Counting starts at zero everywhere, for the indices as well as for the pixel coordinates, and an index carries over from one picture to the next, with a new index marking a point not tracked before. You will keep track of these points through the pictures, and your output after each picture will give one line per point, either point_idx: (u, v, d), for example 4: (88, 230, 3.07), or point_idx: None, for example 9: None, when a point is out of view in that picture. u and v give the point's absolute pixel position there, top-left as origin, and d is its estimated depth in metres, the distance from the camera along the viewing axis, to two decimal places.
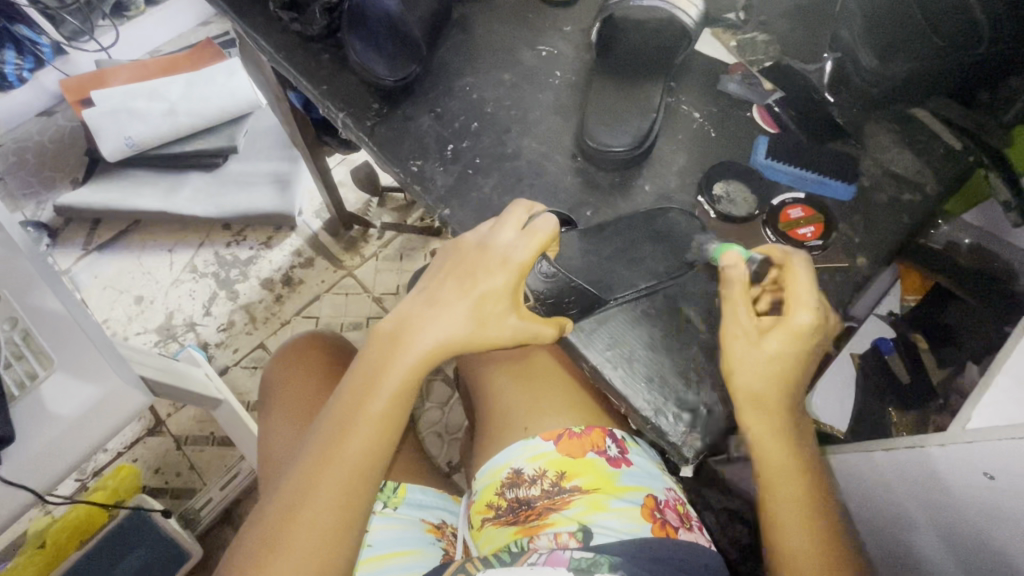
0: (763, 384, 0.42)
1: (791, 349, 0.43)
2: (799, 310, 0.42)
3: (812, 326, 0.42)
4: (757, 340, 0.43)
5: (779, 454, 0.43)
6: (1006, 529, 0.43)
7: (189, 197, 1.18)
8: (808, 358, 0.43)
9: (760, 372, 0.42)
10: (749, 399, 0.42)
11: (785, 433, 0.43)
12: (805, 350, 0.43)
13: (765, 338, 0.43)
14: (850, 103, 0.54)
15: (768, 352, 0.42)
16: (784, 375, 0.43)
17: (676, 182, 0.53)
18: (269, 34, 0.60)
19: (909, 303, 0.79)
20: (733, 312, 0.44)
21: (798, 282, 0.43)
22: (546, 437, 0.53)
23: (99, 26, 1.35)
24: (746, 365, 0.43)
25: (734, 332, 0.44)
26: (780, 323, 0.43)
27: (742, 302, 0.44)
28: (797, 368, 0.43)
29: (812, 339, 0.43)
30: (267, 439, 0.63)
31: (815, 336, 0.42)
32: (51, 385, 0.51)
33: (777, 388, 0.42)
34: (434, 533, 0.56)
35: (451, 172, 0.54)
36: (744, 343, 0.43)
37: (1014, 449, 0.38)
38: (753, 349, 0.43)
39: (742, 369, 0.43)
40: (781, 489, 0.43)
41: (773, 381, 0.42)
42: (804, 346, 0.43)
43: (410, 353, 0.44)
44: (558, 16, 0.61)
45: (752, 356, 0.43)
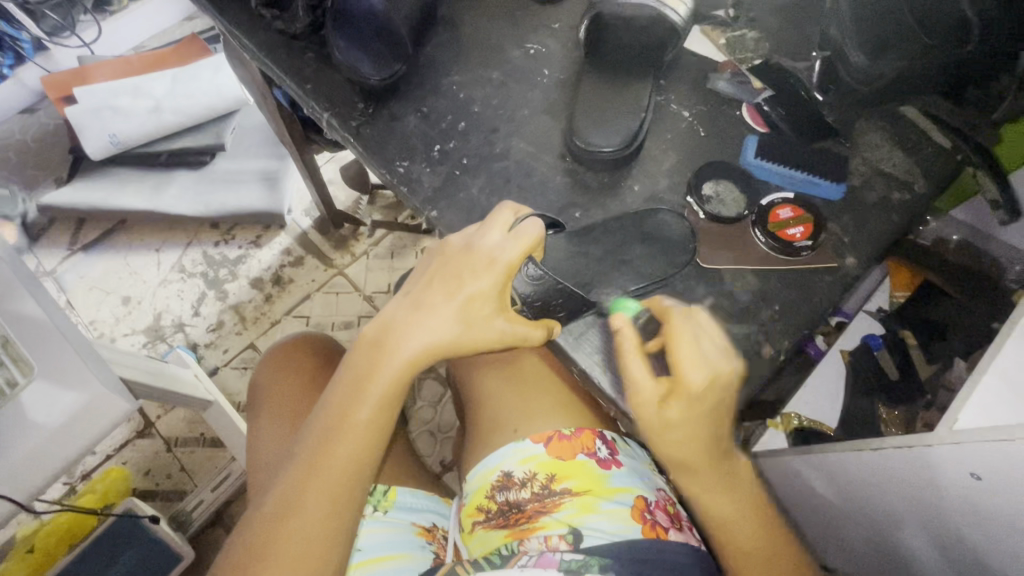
0: (686, 449, 0.43)
1: (692, 410, 0.43)
2: (691, 373, 0.42)
3: (705, 384, 0.43)
4: (659, 406, 0.43)
5: (721, 502, 0.45)
6: (993, 528, 0.43)
7: (175, 196, 1.16)
8: (716, 405, 0.43)
9: (677, 436, 0.43)
10: (678, 465, 0.44)
11: (721, 482, 0.45)
12: (709, 405, 0.43)
13: (667, 406, 0.42)
14: (840, 105, 0.53)
15: (671, 419, 0.43)
16: (697, 434, 0.43)
17: (666, 181, 0.53)
18: (251, 32, 0.59)
19: (897, 299, 0.78)
20: (634, 381, 0.43)
21: (684, 342, 0.43)
22: (536, 439, 0.53)
23: (80, 21, 1.32)
24: (659, 434, 0.43)
25: (638, 401, 0.43)
26: (676, 387, 0.43)
27: (639, 369, 0.43)
28: (704, 426, 0.43)
29: (710, 393, 0.43)
30: (255, 444, 0.63)
31: (709, 396, 0.42)
32: (32, 393, 0.50)
33: (699, 444, 0.43)
34: (424, 537, 0.55)
35: (438, 173, 0.54)
36: (649, 413, 0.43)
37: (1000, 451, 0.38)
38: (657, 417, 0.43)
39: (660, 438, 0.43)
40: (733, 530, 0.46)
41: (693, 443, 0.43)
42: (706, 402, 0.43)
43: (395, 359, 0.44)
44: (546, 13, 0.60)
45: (661, 424, 0.43)
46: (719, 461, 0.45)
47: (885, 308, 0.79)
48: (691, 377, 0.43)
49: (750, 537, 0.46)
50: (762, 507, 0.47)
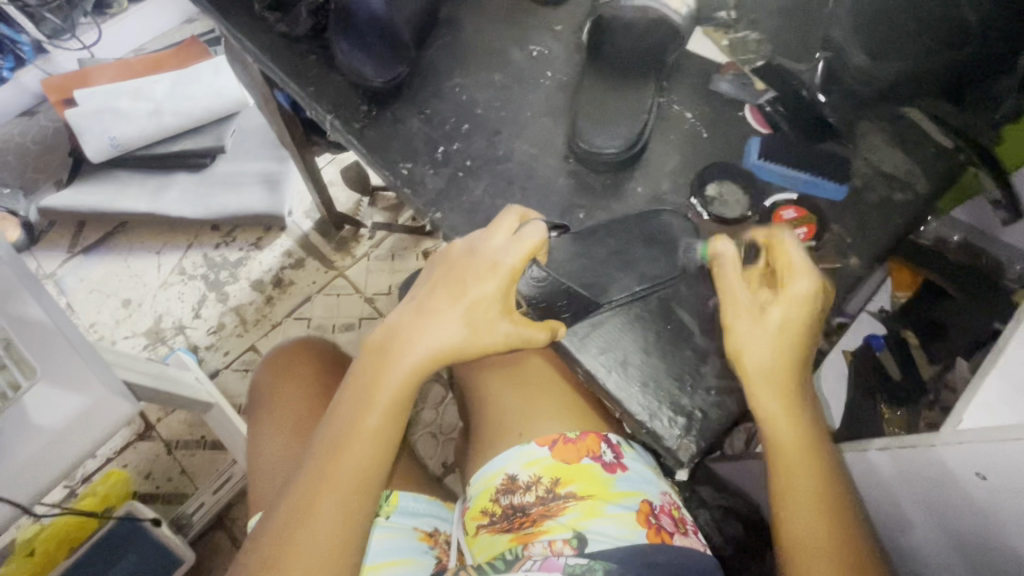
0: (770, 359, 0.42)
1: (795, 317, 0.43)
2: (798, 280, 0.43)
3: (812, 291, 0.43)
4: (759, 315, 0.43)
5: (787, 427, 0.43)
6: (1005, 528, 0.43)
7: (176, 198, 1.16)
8: (810, 325, 0.43)
9: (767, 348, 0.42)
10: (763, 376, 0.42)
11: (792, 405, 0.43)
12: (811, 315, 0.43)
13: (766, 312, 0.43)
14: (842, 105, 0.53)
15: (773, 326, 0.43)
16: (793, 344, 0.43)
17: (669, 183, 0.53)
18: (253, 34, 0.59)
19: (898, 299, 0.77)
20: (735, 290, 0.44)
21: (793, 256, 0.44)
22: (541, 442, 0.53)
23: (80, 24, 1.33)
24: (754, 345, 0.43)
25: (736, 309, 0.44)
26: (781, 295, 0.43)
27: (740, 280, 0.44)
28: (802, 336, 0.43)
29: (812, 302, 0.43)
30: (259, 447, 0.63)
31: (816, 300, 0.43)
32: (33, 397, 0.51)
33: (786, 360, 0.43)
34: (426, 541, 0.56)
35: (441, 174, 0.54)
36: (744, 322, 0.43)
37: (1007, 450, 0.38)
38: (759, 324, 0.43)
39: (748, 346, 0.43)
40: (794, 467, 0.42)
41: (781, 354, 0.42)
42: (808, 313, 0.43)
43: (402, 365, 0.44)
44: (549, 16, 0.60)
45: (757, 331, 0.43)
46: (794, 380, 0.43)
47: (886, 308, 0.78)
48: (793, 286, 0.43)
49: (806, 489, 0.42)
50: (825, 468, 0.43)
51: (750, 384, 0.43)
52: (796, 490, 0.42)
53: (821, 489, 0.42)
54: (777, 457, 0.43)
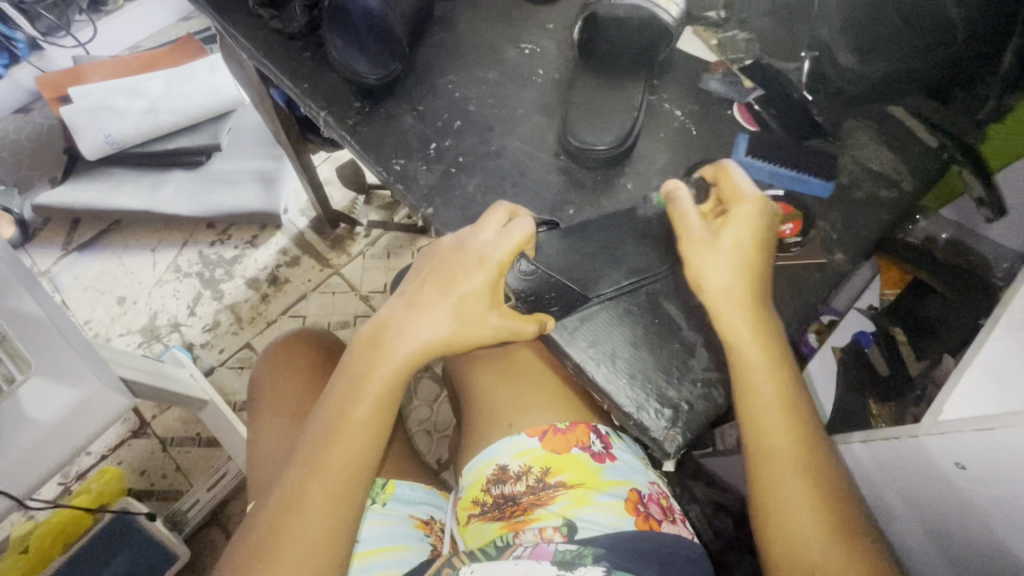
0: (729, 277, 0.44)
1: (746, 237, 0.45)
2: (744, 197, 0.46)
3: (757, 207, 0.46)
4: (713, 236, 0.45)
5: (779, 422, 0.43)
6: (986, 517, 0.43)
7: (171, 195, 1.17)
8: (763, 245, 0.45)
9: (725, 266, 0.44)
10: (724, 297, 0.44)
11: (779, 383, 0.43)
12: (761, 231, 0.45)
13: (718, 232, 0.45)
14: (829, 104, 0.54)
15: (726, 242, 0.45)
16: (748, 266, 0.44)
17: (659, 179, 0.53)
18: (248, 31, 0.59)
19: (886, 297, 0.79)
20: (688, 215, 0.46)
21: (737, 180, 0.47)
22: (531, 433, 0.53)
23: (75, 22, 1.33)
24: (711, 261, 0.44)
25: (690, 231, 0.45)
26: (730, 216, 0.45)
27: (693, 207, 0.46)
28: (756, 255, 0.45)
29: (760, 218, 0.45)
30: (254, 441, 0.63)
31: (761, 214, 0.45)
32: (28, 390, 0.51)
33: (747, 282, 0.44)
34: (422, 529, 0.56)
35: (434, 171, 0.54)
36: (701, 245, 0.45)
37: (985, 440, 0.39)
38: (713, 243, 0.45)
39: (705, 266, 0.44)
40: (777, 451, 0.42)
41: (741, 276, 0.44)
42: (758, 230, 0.45)
43: (392, 358, 0.45)
44: (541, 14, 0.61)
45: (713, 250, 0.45)
46: (785, 377, 0.43)
47: (875, 306, 0.79)
48: (742, 207, 0.46)
49: (790, 480, 0.42)
50: (811, 448, 0.43)
51: (713, 311, 0.44)
52: (785, 488, 0.42)
53: (807, 482, 0.42)
54: (755, 437, 0.43)
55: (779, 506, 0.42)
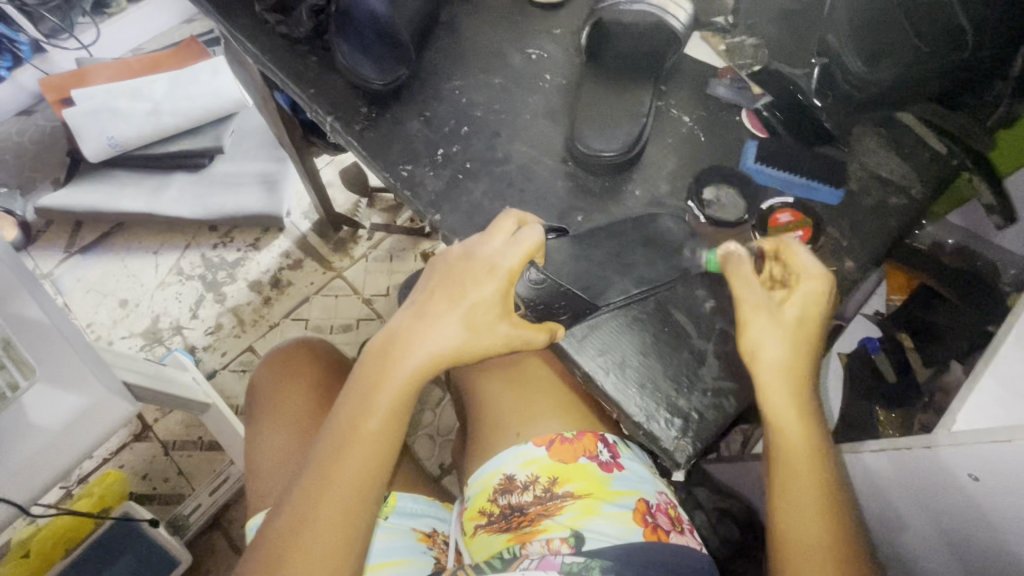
0: (786, 356, 0.43)
1: (807, 315, 0.43)
2: (811, 272, 0.44)
3: (824, 285, 0.44)
4: (775, 311, 0.44)
5: (796, 445, 0.43)
6: (999, 528, 0.43)
7: (174, 198, 1.16)
8: (823, 322, 0.44)
9: (781, 341, 0.43)
10: (779, 374, 0.43)
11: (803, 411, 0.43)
12: (822, 312, 0.44)
13: (780, 308, 0.43)
14: (838, 109, 0.53)
15: (789, 320, 0.43)
16: (805, 345, 0.43)
17: (667, 185, 0.53)
18: (254, 36, 0.59)
19: (893, 302, 0.78)
20: (750, 287, 0.44)
21: (803, 255, 0.45)
22: (538, 442, 0.53)
23: (78, 23, 1.33)
24: (771, 341, 0.43)
25: (753, 304, 0.44)
26: (793, 292, 0.44)
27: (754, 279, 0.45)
28: (815, 335, 0.43)
29: (824, 300, 0.44)
30: (259, 447, 0.63)
31: (828, 292, 0.44)
32: (32, 397, 0.50)
33: (799, 358, 0.43)
34: (425, 542, 0.56)
35: (441, 176, 0.54)
36: (761, 316, 0.43)
37: (999, 451, 0.39)
38: (774, 318, 0.43)
39: (765, 344, 0.43)
40: (794, 477, 0.43)
41: (795, 352, 0.43)
42: (820, 310, 0.44)
43: (402, 370, 0.44)
44: (547, 19, 0.61)
45: (774, 326, 0.43)
46: (807, 404, 0.43)
47: (882, 311, 0.79)
48: (806, 284, 0.44)
49: (805, 507, 0.42)
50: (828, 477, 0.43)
51: (764, 381, 0.43)
52: (798, 515, 0.42)
53: (821, 510, 0.42)
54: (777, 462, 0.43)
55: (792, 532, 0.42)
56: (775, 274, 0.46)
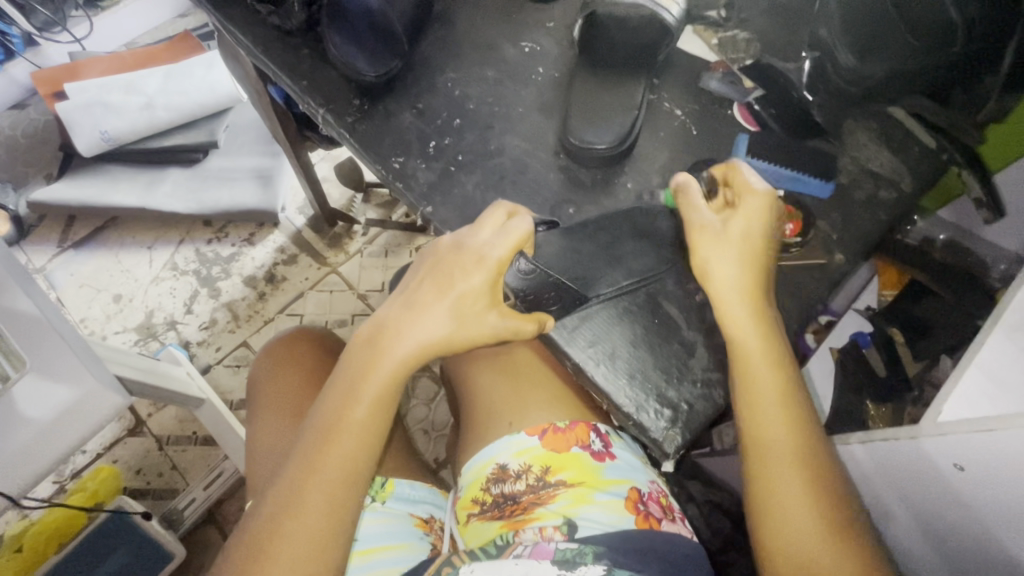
0: (736, 269, 0.45)
1: (752, 230, 0.46)
2: (753, 189, 0.47)
3: (766, 199, 0.46)
4: (722, 228, 0.46)
5: (779, 432, 0.43)
6: (986, 518, 0.43)
7: (168, 193, 1.16)
8: (767, 238, 0.46)
9: (729, 257, 0.45)
10: (732, 290, 0.44)
11: (787, 406, 0.43)
12: (768, 226, 0.46)
13: (726, 224, 0.46)
14: (829, 104, 0.54)
15: (736, 235, 0.46)
16: (753, 259, 0.45)
17: (659, 178, 0.53)
18: (247, 27, 0.59)
19: (885, 298, 0.79)
20: (698, 208, 0.47)
21: (746, 176, 0.47)
22: (530, 432, 0.53)
23: (72, 17, 1.33)
24: (719, 253, 0.45)
25: (699, 224, 0.46)
26: (737, 209, 0.46)
27: (702, 202, 0.47)
28: (762, 247, 0.46)
29: (768, 214, 0.46)
30: (252, 437, 0.63)
31: (768, 205, 0.46)
32: (21, 387, 0.50)
33: (750, 272, 0.45)
34: (422, 527, 0.56)
35: (433, 168, 0.54)
36: (709, 236, 0.46)
37: (986, 440, 0.39)
38: (721, 234, 0.46)
39: (713, 258, 0.45)
40: (776, 467, 0.42)
41: (745, 268, 0.45)
42: (766, 224, 0.46)
43: (390, 358, 0.45)
44: (541, 12, 0.61)
45: (721, 241, 0.45)
46: (792, 392, 0.44)
47: (873, 306, 0.80)
48: (748, 201, 0.46)
49: (792, 493, 0.42)
50: (817, 464, 0.43)
51: (716, 300, 0.45)
52: (783, 502, 0.42)
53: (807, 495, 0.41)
54: (752, 451, 0.43)
55: (779, 523, 0.41)
56: (723, 204, 0.48)
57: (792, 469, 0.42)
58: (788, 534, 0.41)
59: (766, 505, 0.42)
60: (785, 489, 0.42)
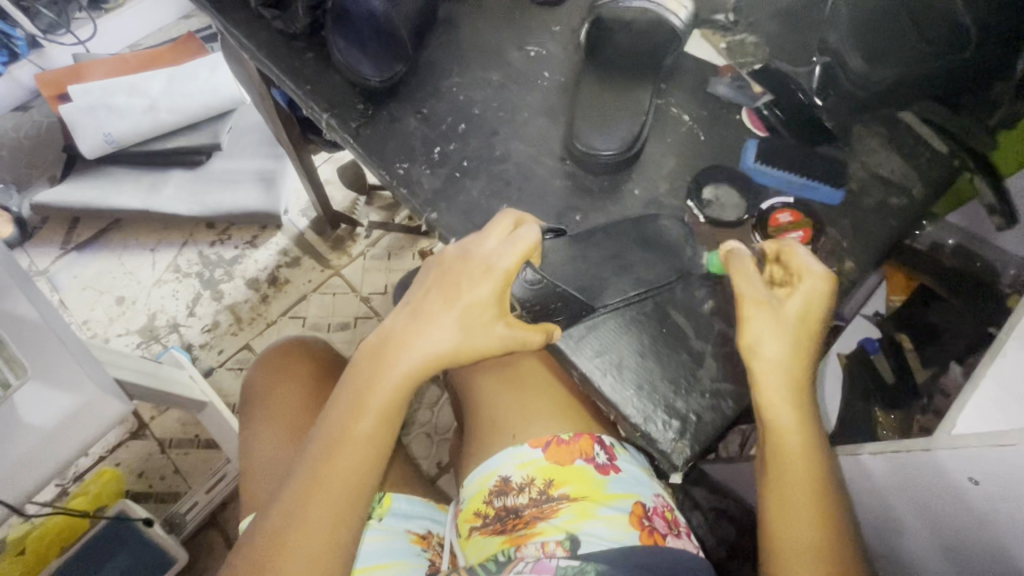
0: (786, 357, 0.42)
1: (807, 314, 0.43)
2: (812, 270, 0.44)
3: (825, 282, 0.43)
4: (777, 309, 0.43)
5: (790, 447, 0.43)
6: (998, 533, 0.43)
7: (171, 195, 1.16)
8: (821, 322, 0.44)
9: (784, 343, 0.43)
10: (778, 375, 0.42)
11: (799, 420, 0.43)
12: (820, 311, 0.44)
13: (782, 304, 0.43)
14: (837, 109, 0.53)
15: (789, 319, 0.43)
16: (804, 345, 0.43)
17: (666, 184, 0.53)
18: (250, 31, 0.59)
19: (894, 303, 0.77)
20: (754, 283, 0.44)
21: (807, 254, 0.44)
22: (534, 444, 0.53)
23: (75, 19, 1.33)
24: (770, 337, 0.43)
25: (755, 300, 0.43)
26: (794, 290, 0.44)
27: (757, 276, 0.44)
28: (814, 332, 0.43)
29: (825, 301, 0.44)
30: (252, 447, 0.62)
31: (828, 291, 0.43)
32: (23, 396, 0.49)
33: (800, 361, 0.43)
34: (419, 544, 0.55)
35: (438, 174, 0.54)
36: (763, 314, 0.43)
37: (1001, 455, 0.38)
38: (776, 315, 0.43)
39: (765, 341, 0.43)
40: (788, 481, 0.42)
41: (795, 354, 0.43)
42: (820, 309, 0.44)
43: (395, 371, 0.44)
44: (546, 15, 0.60)
45: (775, 325, 0.43)
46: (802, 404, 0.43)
47: (882, 312, 0.77)
48: (806, 283, 0.43)
49: (803, 505, 0.42)
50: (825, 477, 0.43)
51: (761, 379, 0.43)
52: (795, 515, 0.42)
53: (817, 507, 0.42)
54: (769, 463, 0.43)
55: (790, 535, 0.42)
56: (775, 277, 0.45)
57: (803, 483, 0.42)
58: (800, 548, 0.41)
59: (777, 518, 0.42)
60: (797, 503, 0.42)
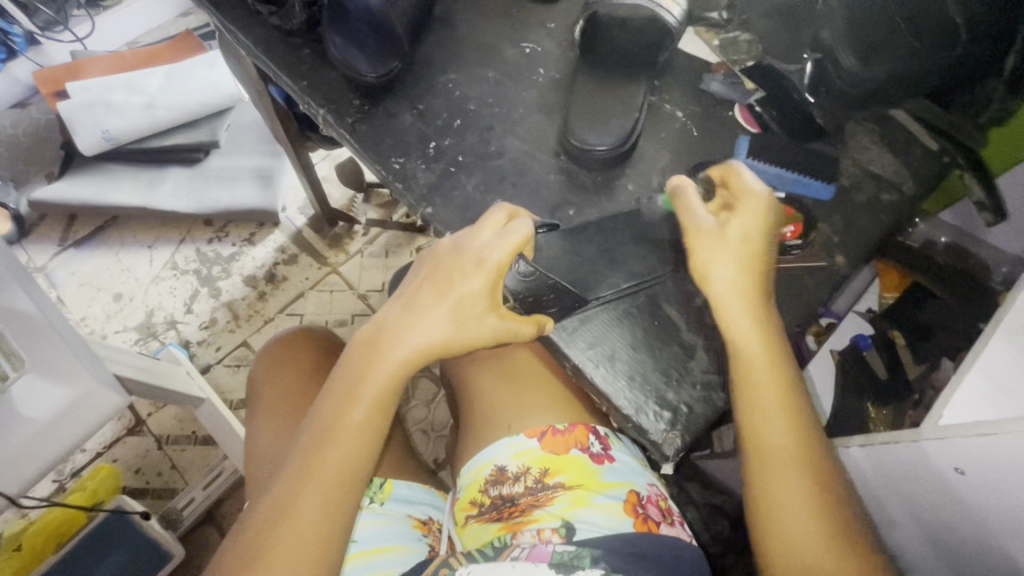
0: (736, 274, 0.44)
1: (752, 232, 0.46)
2: (752, 193, 0.46)
3: (766, 201, 0.46)
4: (721, 231, 0.46)
5: (781, 439, 0.43)
6: (984, 522, 0.43)
7: (169, 192, 1.16)
8: (768, 241, 0.46)
9: (731, 263, 0.45)
10: (731, 297, 0.44)
11: (789, 413, 0.43)
12: (767, 227, 0.46)
13: (725, 227, 0.46)
14: (830, 106, 0.54)
15: (734, 237, 0.45)
16: (752, 262, 0.45)
17: (659, 180, 0.53)
18: (247, 28, 0.59)
19: (886, 300, 0.78)
20: (697, 212, 0.46)
21: (746, 179, 0.47)
22: (529, 434, 0.53)
23: (73, 16, 1.33)
24: (718, 257, 0.45)
25: (699, 228, 0.46)
26: (737, 211, 0.46)
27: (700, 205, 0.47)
28: (762, 248, 0.45)
29: (767, 216, 0.46)
30: (251, 440, 0.63)
31: (768, 208, 0.46)
32: (21, 388, 0.50)
33: (749, 277, 0.45)
34: (420, 529, 0.56)
35: (433, 170, 0.54)
36: (708, 238, 0.45)
37: (987, 446, 0.39)
38: (720, 238, 0.45)
39: (713, 263, 0.45)
40: (780, 473, 0.42)
41: (745, 270, 0.45)
42: (766, 227, 0.46)
43: (388, 360, 0.44)
44: (542, 12, 0.61)
45: (720, 246, 0.45)
46: (793, 397, 0.44)
47: (874, 310, 0.79)
48: (747, 203, 0.46)
49: (797, 496, 0.41)
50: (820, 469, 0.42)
51: (718, 308, 0.44)
52: (786, 507, 0.41)
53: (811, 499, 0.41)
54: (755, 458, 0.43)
55: (783, 527, 0.41)
56: (721, 205, 0.48)
57: (795, 475, 0.42)
58: (791, 537, 0.41)
59: (769, 511, 0.42)
60: (789, 494, 0.42)
